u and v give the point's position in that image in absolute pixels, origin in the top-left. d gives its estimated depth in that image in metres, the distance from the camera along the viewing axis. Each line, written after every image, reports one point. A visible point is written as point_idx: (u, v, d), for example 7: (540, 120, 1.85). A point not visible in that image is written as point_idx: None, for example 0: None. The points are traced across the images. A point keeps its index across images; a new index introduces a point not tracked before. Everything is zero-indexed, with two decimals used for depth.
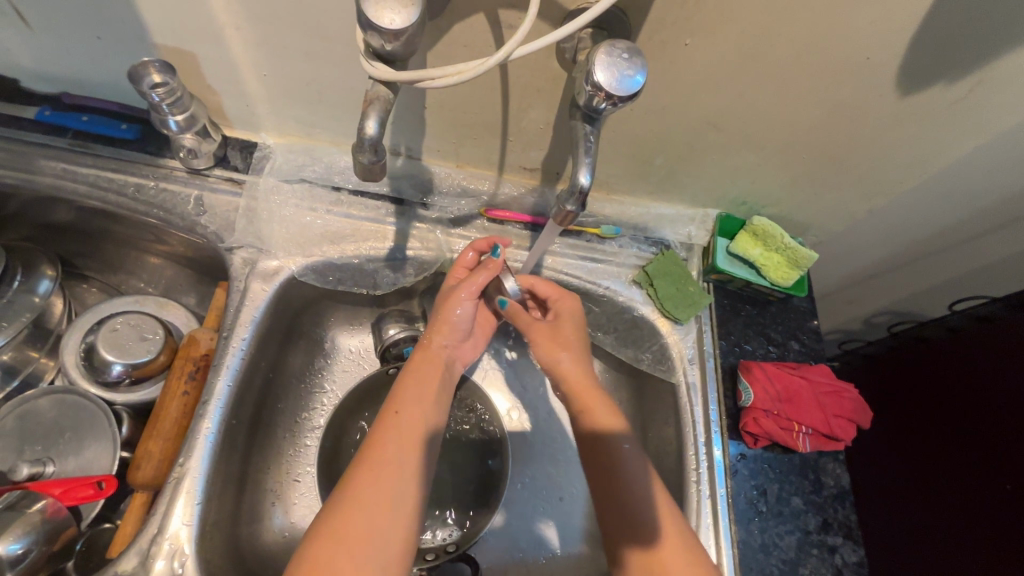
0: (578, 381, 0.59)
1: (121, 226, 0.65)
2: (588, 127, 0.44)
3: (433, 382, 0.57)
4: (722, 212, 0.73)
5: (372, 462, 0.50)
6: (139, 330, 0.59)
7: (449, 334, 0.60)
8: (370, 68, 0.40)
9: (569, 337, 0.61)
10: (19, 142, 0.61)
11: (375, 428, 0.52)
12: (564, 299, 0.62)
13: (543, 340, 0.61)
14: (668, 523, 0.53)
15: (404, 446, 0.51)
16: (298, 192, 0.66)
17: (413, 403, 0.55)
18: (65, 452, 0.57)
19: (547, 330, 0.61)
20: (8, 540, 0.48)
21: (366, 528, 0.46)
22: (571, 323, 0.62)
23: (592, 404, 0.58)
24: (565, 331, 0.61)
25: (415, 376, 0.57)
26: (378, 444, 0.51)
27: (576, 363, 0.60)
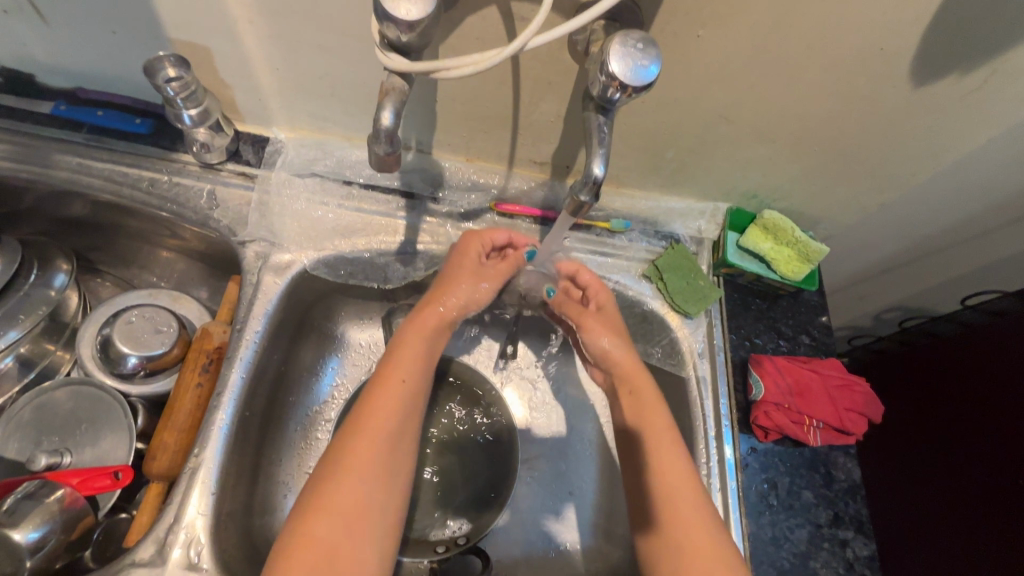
0: (629, 365, 0.61)
1: (135, 221, 0.65)
2: (601, 118, 0.44)
3: (437, 350, 0.57)
4: (733, 206, 0.72)
5: (369, 430, 0.50)
6: (153, 323, 0.60)
7: (463, 302, 0.60)
8: (385, 60, 0.41)
9: (614, 325, 0.64)
10: (35, 137, 0.62)
11: (374, 393, 0.52)
12: (601, 290, 0.65)
13: (592, 326, 0.63)
14: (694, 511, 0.52)
15: (400, 416, 0.51)
16: (310, 186, 0.66)
17: (415, 369, 0.54)
18: (82, 443, 0.58)
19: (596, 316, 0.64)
20: (28, 528, 0.49)
21: (363, 495, 0.47)
22: (611, 311, 0.64)
23: (643, 390, 0.59)
24: (610, 318, 0.64)
25: (426, 339, 0.57)
26: (375, 415, 0.50)
27: (624, 347, 0.62)
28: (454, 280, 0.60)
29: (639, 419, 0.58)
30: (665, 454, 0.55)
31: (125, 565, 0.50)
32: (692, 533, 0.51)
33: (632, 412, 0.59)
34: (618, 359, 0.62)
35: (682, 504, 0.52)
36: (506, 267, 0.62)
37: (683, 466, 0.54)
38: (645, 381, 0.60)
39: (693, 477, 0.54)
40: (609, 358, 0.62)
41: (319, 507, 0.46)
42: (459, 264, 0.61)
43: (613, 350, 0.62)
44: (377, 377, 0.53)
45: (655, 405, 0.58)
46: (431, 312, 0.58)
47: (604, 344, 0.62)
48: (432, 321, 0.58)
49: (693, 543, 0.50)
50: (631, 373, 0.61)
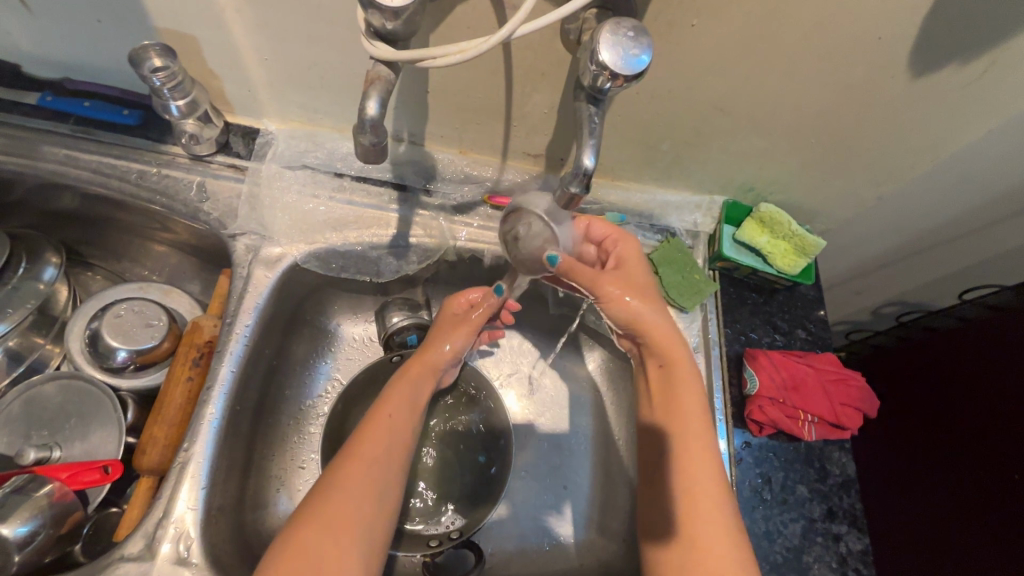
0: (665, 334, 0.57)
1: (124, 213, 0.64)
2: (592, 108, 0.43)
3: (422, 394, 0.60)
4: (729, 199, 0.72)
5: (359, 453, 0.52)
6: (143, 316, 0.59)
7: (451, 351, 0.63)
8: (371, 48, 0.40)
9: (649, 284, 0.60)
10: (21, 128, 0.61)
11: (365, 424, 0.55)
12: (626, 242, 0.61)
13: (619, 282, 0.57)
14: (714, 497, 0.51)
15: (387, 445, 0.54)
16: (301, 178, 0.66)
17: (402, 408, 0.57)
18: (71, 438, 0.58)
19: (620, 275, 0.58)
20: (15, 523, 0.48)
21: (352, 514, 0.48)
22: (642, 269, 0.60)
23: (676, 360, 0.57)
24: (639, 278, 0.59)
25: (410, 384, 0.60)
26: (368, 443, 0.53)
27: (661, 312, 0.58)
28: (436, 335, 0.64)
29: (675, 406, 0.55)
30: (695, 436, 0.54)
31: (113, 560, 0.49)
32: (703, 528, 0.50)
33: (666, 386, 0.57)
34: (650, 324, 0.57)
35: (700, 492, 0.52)
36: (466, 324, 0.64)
37: (706, 451, 0.54)
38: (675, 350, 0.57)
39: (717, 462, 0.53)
40: (643, 325, 0.57)
41: (309, 523, 0.46)
42: (439, 320, 0.66)
43: (647, 315, 0.57)
44: (370, 413, 0.56)
45: (688, 375, 0.57)
46: (415, 362, 0.62)
47: (636, 306, 0.57)
48: (420, 368, 0.61)
49: (714, 533, 0.50)
50: (668, 339, 0.57)
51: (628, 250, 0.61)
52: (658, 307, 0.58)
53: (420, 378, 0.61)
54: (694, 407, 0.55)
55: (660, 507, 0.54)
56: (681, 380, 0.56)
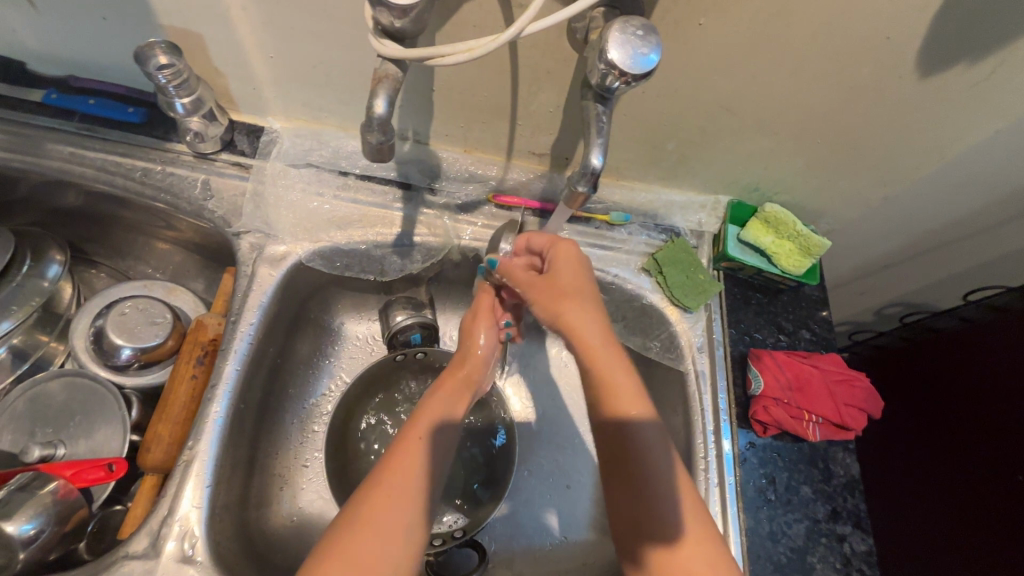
0: (596, 338, 0.51)
1: (128, 211, 0.64)
2: (600, 107, 0.43)
3: (457, 408, 0.58)
4: (734, 199, 0.72)
5: (386, 483, 0.49)
6: (147, 314, 0.59)
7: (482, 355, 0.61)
8: (379, 47, 0.39)
9: (586, 285, 0.54)
10: (27, 125, 0.61)
11: (395, 449, 0.52)
12: (562, 244, 0.56)
13: (544, 295, 0.54)
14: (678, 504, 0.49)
15: (421, 471, 0.51)
16: (305, 176, 0.65)
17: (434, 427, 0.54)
18: (76, 435, 0.58)
19: (544, 286, 0.54)
20: (20, 520, 0.48)
21: (376, 551, 0.46)
22: (578, 270, 0.54)
23: (609, 362, 0.51)
24: (567, 282, 0.53)
25: (444, 400, 0.57)
26: (394, 472, 0.50)
27: (594, 314, 0.52)
28: (464, 342, 0.62)
29: (614, 416, 0.51)
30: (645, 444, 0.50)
31: (117, 559, 0.49)
32: (693, 532, 0.48)
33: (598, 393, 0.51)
34: (581, 331, 0.51)
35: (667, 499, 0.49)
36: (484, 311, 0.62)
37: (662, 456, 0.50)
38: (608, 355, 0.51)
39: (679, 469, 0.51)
40: (576, 332, 0.52)
41: (335, 559, 0.45)
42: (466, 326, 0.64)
43: (576, 319, 0.52)
44: (398, 440, 0.53)
45: (632, 381, 0.52)
46: (449, 376, 0.60)
47: (564, 314, 0.52)
48: (453, 382, 0.59)
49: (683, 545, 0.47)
50: (602, 344, 0.51)
51: (564, 252, 0.55)
52: (587, 310, 0.52)
53: (454, 395, 0.58)
54: (630, 417, 0.51)
55: (623, 515, 0.50)
56: (612, 389, 0.50)
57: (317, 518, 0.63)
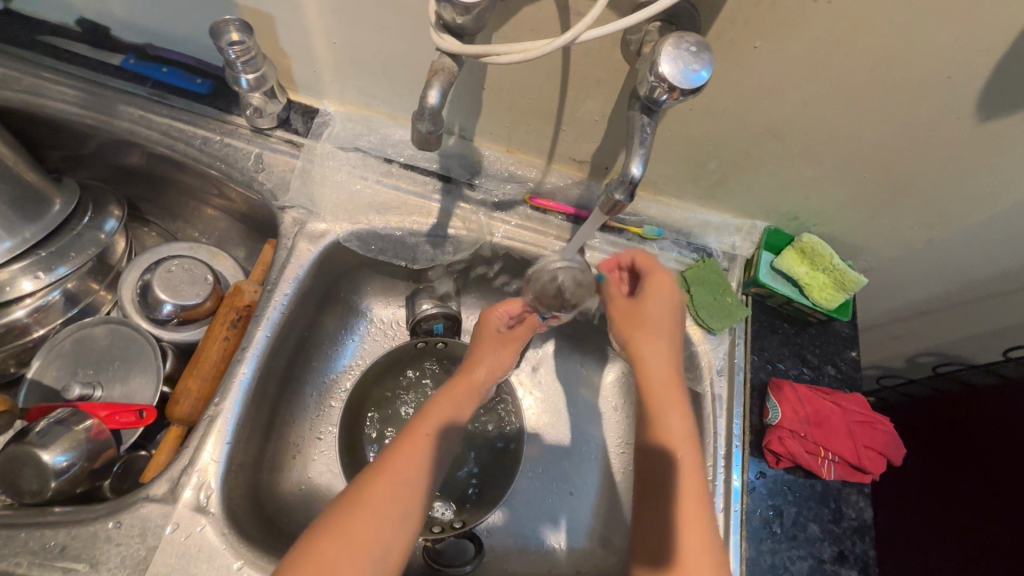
0: (661, 374, 0.57)
1: (183, 175, 0.68)
2: (646, 119, 0.42)
3: (462, 415, 0.59)
4: (771, 225, 0.71)
5: (391, 465, 0.51)
6: (191, 273, 0.62)
7: (490, 371, 0.63)
8: (438, 40, 0.40)
9: (670, 322, 0.59)
10: (101, 85, 0.65)
11: (402, 438, 0.54)
12: (659, 275, 0.60)
13: (624, 322, 0.60)
14: (696, 530, 0.50)
15: (430, 455, 0.54)
16: (352, 159, 0.68)
17: (440, 428, 0.56)
18: (112, 379, 0.60)
19: (630, 314, 0.60)
20: (56, 451, 0.51)
21: (372, 530, 0.48)
22: (666, 304, 0.59)
23: (669, 401, 0.56)
24: (649, 314, 0.58)
25: (452, 403, 0.59)
26: (399, 457, 0.52)
27: (668, 351, 0.58)
28: (471, 357, 0.64)
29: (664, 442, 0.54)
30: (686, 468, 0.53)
31: (137, 500, 0.50)
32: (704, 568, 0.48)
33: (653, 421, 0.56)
34: (650, 364, 0.57)
35: (686, 518, 0.51)
36: (511, 341, 0.65)
37: (693, 499, 0.52)
38: (673, 394, 0.56)
39: (701, 490, 0.52)
40: (644, 366, 0.57)
41: (336, 530, 0.47)
42: (482, 338, 0.65)
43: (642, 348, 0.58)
44: (405, 431, 0.55)
45: (685, 424, 0.55)
46: (454, 386, 0.61)
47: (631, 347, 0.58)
48: (462, 389, 0.61)
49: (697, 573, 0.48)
50: (668, 379, 0.56)
51: (660, 284, 0.60)
52: (658, 345, 0.58)
53: (470, 398, 0.61)
54: (675, 437, 0.54)
55: (647, 526, 0.52)
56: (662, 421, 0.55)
57: (323, 489, 0.66)
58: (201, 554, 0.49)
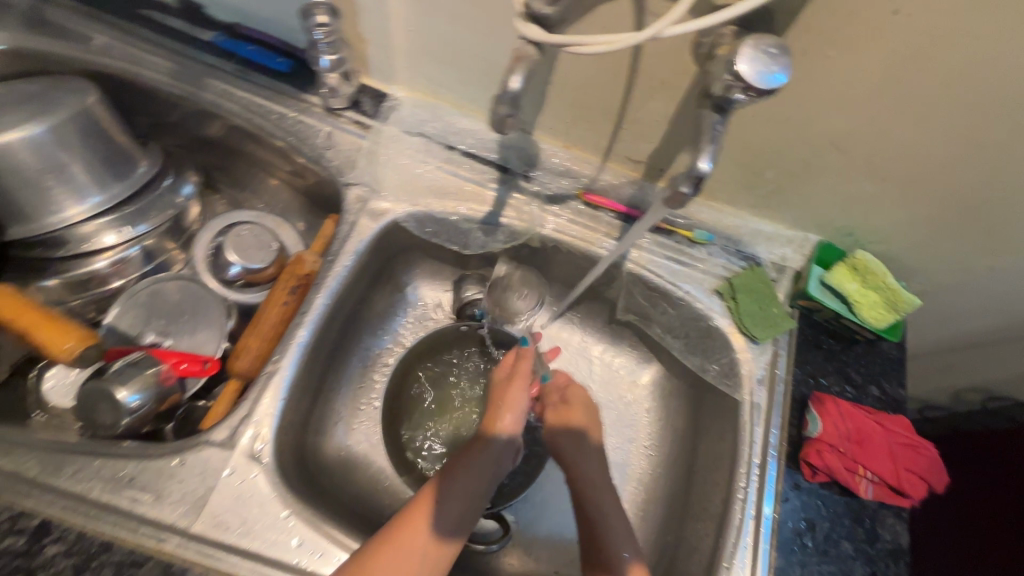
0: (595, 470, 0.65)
1: (256, 148, 0.72)
2: (717, 117, 0.43)
3: (479, 477, 0.58)
4: (824, 239, 0.71)
5: (407, 525, 0.53)
6: (261, 240, 0.67)
7: (514, 420, 0.62)
8: (523, 28, 0.41)
9: (593, 424, 0.69)
10: (192, 58, 0.69)
11: (416, 503, 0.55)
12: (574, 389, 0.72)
13: (558, 425, 0.68)
14: None
15: (443, 520, 0.54)
16: (416, 144, 0.70)
17: (456, 490, 0.56)
18: (180, 331, 0.64)
19: (562, 422, 0.68)
20: (128, 390, 0.55)
21: None
22: (589, 409, 0.70)
23: (606, 500, 0.63)
24: (577, 416, 0.69)
25: (469, 464, 0.59)
26: (414, 520, 0.53)
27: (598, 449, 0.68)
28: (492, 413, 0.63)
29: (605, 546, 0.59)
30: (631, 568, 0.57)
31: (198, 443, 0.53)
32: None
33: (591, 531, 0.60)
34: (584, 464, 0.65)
35: None
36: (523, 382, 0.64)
37: None
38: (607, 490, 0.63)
39: None
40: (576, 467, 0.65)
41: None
42: (499, 388, 0.65)
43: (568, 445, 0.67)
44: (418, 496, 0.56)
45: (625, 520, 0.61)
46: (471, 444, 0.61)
47: (564, 446, 0.67)
48: (478, 447, 0.60)
49: None
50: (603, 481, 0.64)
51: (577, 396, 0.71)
52: (588, 451, 0.66)
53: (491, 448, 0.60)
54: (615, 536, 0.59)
55: None
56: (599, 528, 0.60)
57: (363, 456, 0.69)
58: (253, 499, 0.52)
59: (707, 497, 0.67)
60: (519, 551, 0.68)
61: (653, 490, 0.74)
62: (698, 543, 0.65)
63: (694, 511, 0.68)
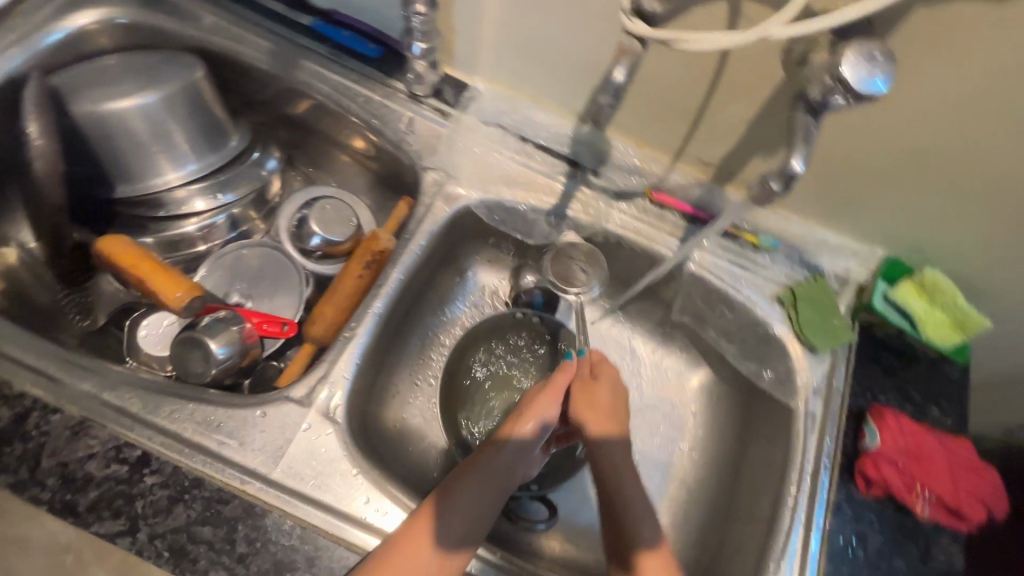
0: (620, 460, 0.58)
1: (339, 129, 0.76)
2: (811, 120, 0.45)
3: (490, 489, 0.54)
4: (892, 255, 0.70)
5: (408, 541, 0.49)
6: (341, 215, 0.70)
7: (540, 424, 0.58)
8: (629, 23, 0.43)
9: (617, 406, 0.61)
10: (290, 40, 0.73)
11: (419, 515, 0.51)
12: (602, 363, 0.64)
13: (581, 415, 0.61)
14: None
15: (445, 535, 0.50)
16: (492, 134, 0.73)
17: (463, 503, 0.52)
18: (263, 295, 0.69)
19: (588, 404, 0.61)
20: (217, 343, 0.59)
21: None
22: (616, 392, 0.63)
23: (633, 495, 0.56)
24: (600, 409, 0.61)
25: (480, 473, 0.54)
26: (415, 535, 0.49)
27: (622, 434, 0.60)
28: (518, 414, 0.59)
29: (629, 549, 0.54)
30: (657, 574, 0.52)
31: (280, 397, 0.57)
32: None
33: (619, 531, 0.55)
34: (609, 456, 0.58)
35: None
36: (554, 385, 0.60)
37: None
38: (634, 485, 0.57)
39: None
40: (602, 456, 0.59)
41: None
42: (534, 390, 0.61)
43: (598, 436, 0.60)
44: (422, 507, 0.52)
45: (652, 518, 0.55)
46: (487, 447, 0.57)
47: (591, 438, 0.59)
48: (491, 453, 0.56)
49: None
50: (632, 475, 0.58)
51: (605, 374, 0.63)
52: (615, 442, 0.59)
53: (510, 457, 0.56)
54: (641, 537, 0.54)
55: None
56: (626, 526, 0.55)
57: (418, 430, 0.72)
58: (325, 455, 0.55)
59: (754, 501, 0.67)
60: (559, 537, 0.69)
61: (697, 492, 0.75)
62: (743, 545, 0.65)
63: (740, 515, 0.68)
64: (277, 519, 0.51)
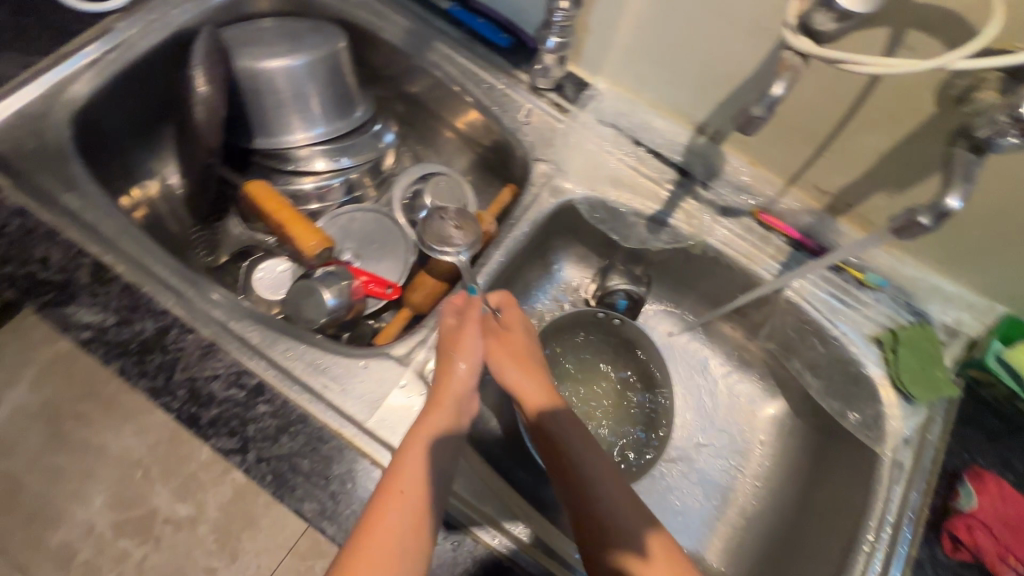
0: (547, 400, 0.57)
1: (458, 110, 0.79)
2: (973, 157, 0.45)
3: (439, 456, 0.51)
4: (1010, 312, 0.68)
5: (379, 516, 0.46)
6: (454, 192, 0.73)
7: (469, 369, 0.56)
8: (795, 40, 0.44)
9: (530, 348, 0.60)
10: (428, 21, 0.77)
11: (382, 490, 0.48)
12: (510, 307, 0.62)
13: (498, 356, 0.58)
14: None
15: (415, 508, 0.47)
16: (606, 133, 0.74)
17: (417, 472, 0.49)
18: (370, 256, 0.74)
19: (506, 347, 0.59)
20: (330, 294, 0.63)
21: None
22: (528, 332, 0.62)
23: (576, 442, 0.54)
24: (513, 342, 0.59)
25: (423, 439, 0.51)
26: (385, 506, 0.47)
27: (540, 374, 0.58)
28: (439, 370, 0.56)
29: (586, 498, 0.50)
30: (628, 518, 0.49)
31: (381, 352, 0.60)
32: None
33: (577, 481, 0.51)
34: (540, 402, 0.56)
35: None
36: (469, 326, 0.58)
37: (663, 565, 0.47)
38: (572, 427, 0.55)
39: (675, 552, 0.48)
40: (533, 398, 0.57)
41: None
42: (446, 339, 0.58)
43: (516, 373, 0.57)
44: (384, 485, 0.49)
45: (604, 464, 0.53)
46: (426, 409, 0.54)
47: (511, 379, 0.57)
48: (430, 415, 0.53)
49: None
50: (564, 417, 0.56)
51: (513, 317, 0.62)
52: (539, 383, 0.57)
53: (446, 411, 0.53)
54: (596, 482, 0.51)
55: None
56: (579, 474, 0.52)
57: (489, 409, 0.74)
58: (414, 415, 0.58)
59: (824, 542, 0.65)
60: None
61: (758, 520, 0.74)
62: None
63: (805, 553, 0.66)
64: (367, 467, 0.54)
